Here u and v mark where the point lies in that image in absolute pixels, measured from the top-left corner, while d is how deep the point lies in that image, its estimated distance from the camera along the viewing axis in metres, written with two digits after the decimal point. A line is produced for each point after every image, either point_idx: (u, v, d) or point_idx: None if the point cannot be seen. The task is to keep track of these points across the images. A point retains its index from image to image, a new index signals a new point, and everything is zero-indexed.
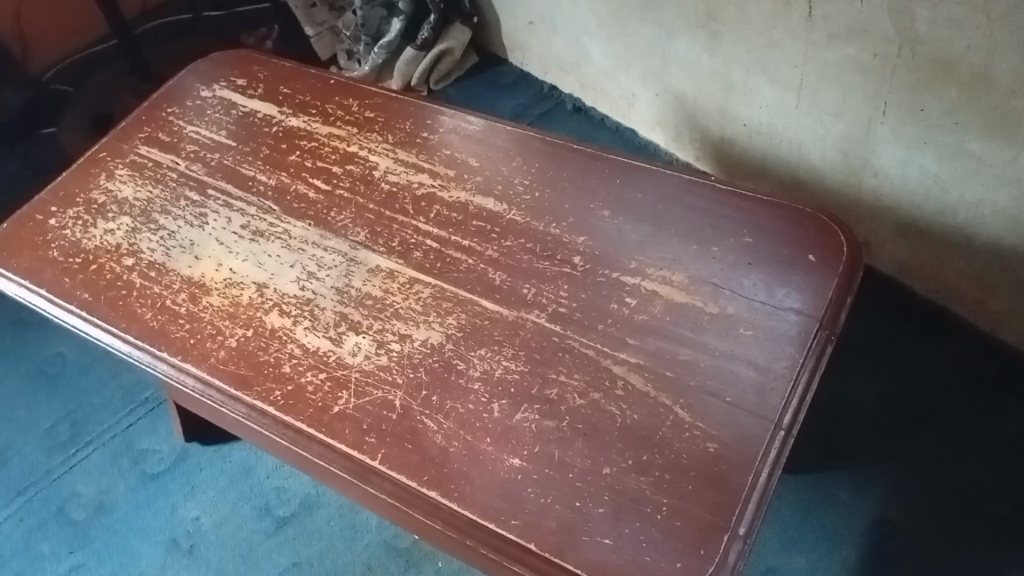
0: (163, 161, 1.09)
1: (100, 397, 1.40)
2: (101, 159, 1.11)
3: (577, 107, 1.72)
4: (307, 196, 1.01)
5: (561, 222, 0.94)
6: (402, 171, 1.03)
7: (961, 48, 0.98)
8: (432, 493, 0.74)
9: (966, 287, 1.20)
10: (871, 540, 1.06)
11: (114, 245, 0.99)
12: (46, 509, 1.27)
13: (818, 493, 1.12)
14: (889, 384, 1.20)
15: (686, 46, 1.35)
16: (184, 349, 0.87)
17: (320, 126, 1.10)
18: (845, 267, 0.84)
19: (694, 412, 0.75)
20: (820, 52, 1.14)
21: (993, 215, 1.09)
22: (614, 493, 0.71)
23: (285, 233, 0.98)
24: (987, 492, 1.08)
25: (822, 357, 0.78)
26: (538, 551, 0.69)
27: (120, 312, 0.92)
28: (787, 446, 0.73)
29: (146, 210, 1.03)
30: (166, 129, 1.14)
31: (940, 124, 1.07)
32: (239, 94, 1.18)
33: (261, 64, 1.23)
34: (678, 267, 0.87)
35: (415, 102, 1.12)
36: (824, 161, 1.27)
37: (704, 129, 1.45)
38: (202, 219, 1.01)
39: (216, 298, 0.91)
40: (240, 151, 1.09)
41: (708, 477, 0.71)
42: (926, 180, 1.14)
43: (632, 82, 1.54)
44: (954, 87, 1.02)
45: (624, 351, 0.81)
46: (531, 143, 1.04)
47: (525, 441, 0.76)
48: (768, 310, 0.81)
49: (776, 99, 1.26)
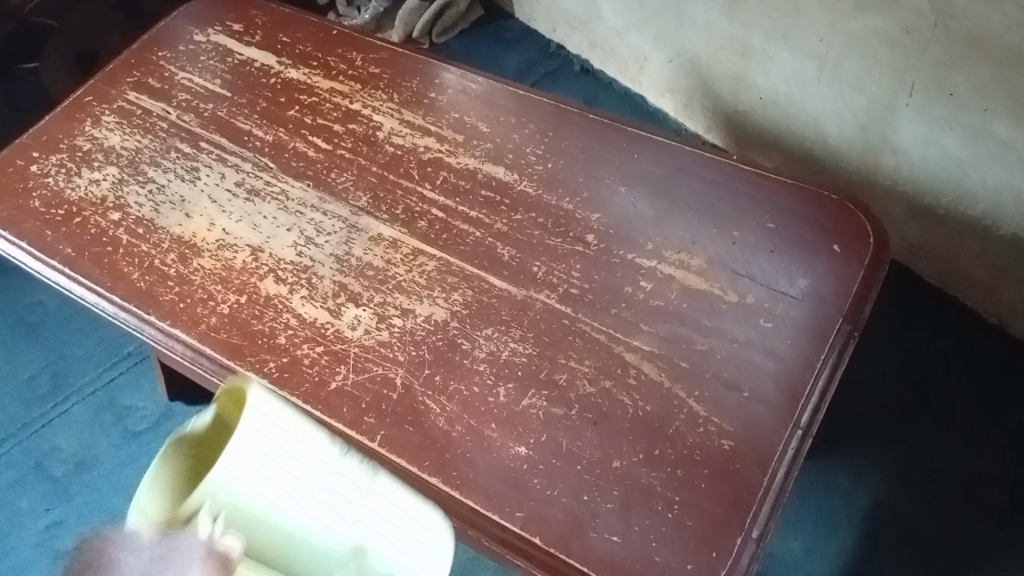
0: (153, 109, 1.03)
1: (81, 349, 1.35)
2: (86, 103, 1.05)
3: (584, 69, 1.66)
4: (306, 154, 0.96)
5: (574, 196, 0.89)
6: (407, 133, 0.98)
7: (998, 28, 0.93)
8: (433, 479, 0.70)
9: (979, 276, 1.17)
10: (868, 529, 1.05)
11: (99, 197, 0.94)
12: (24, 463, 1.24)
13: (818, 480, 1.10)
14: (894, 371, 1.18)
15: (705, 10, 1.30)
16: (172, 313, 0.83)
17: (321, 81, 1.04)
18: (871, 258, 0.80)
19: (709, 405, 0.72)
20: (847, 23, 1.09)
21: (1015, 202, 1.05)
22: (623, 487, 0.68)
23: (282, 193, 0.93)
24: (988, 484, 1.07)
25: (844, 353, 0.75)
26: (543, 545, 0.66)
27: (105, 270, 0.87)
28: (804, 445, 0.71)
29: (134, 160, 0.97)
30: (156, 74, 1.07)
31: (967, 105, 1.02)
32: (234, 40, 1.11)
33: (259, 8, 1.16)
34: (696, 250, 0.83)
35: (422, 59, 1.06)
36: (841, 138, 1.23)
37: (717, 98, 1.40)
38: (194, 174, 0.95)
39: (208, 261, 0.87)
40: (234, 103, 1.03)
41: (722, 474, 0.68)
42: (947, 163, 1.10)
43: (644, 45, 1.48)
44: (985, 67, 0.97)
45: (637, 337, 0.77)
46: (543, 109, 0.99)
47: (531, 428, 0.72)
48: (790, 300, 0.78)
49: (795, 71, 1.22)
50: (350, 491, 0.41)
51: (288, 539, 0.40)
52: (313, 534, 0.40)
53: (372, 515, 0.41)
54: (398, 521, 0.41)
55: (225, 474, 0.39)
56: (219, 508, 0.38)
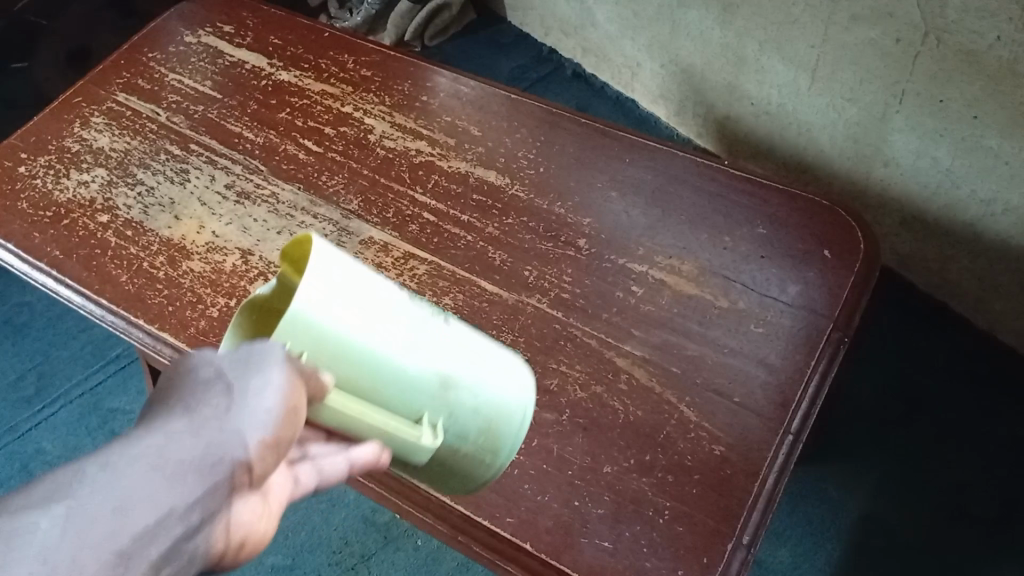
0: (142, 111, 1.02)
1: (69, 351, 1.34)
2: (75, 104, 1.04)
3: (576, 72, 1.67)
4: (297, 157, 0.96)
5: (566, 201, 0.89)
6: (399, 137, 0.97)
7: (990, 40, 0.93)
8: (423, 484, 0.70)
9: (968, 283, 1.18)
10: (856, 536, 1.06)
11: (88, 199, 0.93)
12: (10, 465, 1.23)
13: (807, 485, 1.11)
14: (883, 378, 1.19)
15: (698, 17, 1.30)
16: (161, 316, 0.82)
17: (313, 83, 1.04)
18: (861, 265, 0.81)
19: (700, 412, 0.72)
20: (840, 34, 1.09)
21: (1005, 213, 1.06)
22: (614, 494, 0.68)
23: (273, 196, 0.92)
24: (976, 492, 1.07)
25: (834, 360, 0.75)
26: (533, 552, 0.66)
27: (93, 273, 0.86)
28: (794, 451, 0.71)
29: (123, 162, 0.97)
30: (146, 75, 1.07)
31: (959, 117, 1.03)
32: (225, 42, 1.11)
33: (251, 9, 1.15)
34: (687, 256, 0.83)
35: (415, 62, 1.06)
36: (832, 145, 1.23)
37: (709, 104, 1.41)
38: (183, 176, 0.95)
39: (197, 264, 0.86)
40: (225, 105, 1.02)
41: (713, 482, 0.68)
42: (938, 173, 1.10)
43: (637, 50, 1.49)
44: (978, 81, 0.98)
45: (629, 343, 0.77)
46: (535, 113, 0.98)
47: (522, 434, 0.72)
48: (781, 307, 0.78)
49: (788, 79, 1.22)
50: (409, 319, 0.52)
51: (377, 349, 0.50)
52: (395, 351, 0.51)
53: (434, 335, 0.53)
54: (457, 335, 0.55)
55: (311, 312, 0.48)
56: (314, 332, 0.48)
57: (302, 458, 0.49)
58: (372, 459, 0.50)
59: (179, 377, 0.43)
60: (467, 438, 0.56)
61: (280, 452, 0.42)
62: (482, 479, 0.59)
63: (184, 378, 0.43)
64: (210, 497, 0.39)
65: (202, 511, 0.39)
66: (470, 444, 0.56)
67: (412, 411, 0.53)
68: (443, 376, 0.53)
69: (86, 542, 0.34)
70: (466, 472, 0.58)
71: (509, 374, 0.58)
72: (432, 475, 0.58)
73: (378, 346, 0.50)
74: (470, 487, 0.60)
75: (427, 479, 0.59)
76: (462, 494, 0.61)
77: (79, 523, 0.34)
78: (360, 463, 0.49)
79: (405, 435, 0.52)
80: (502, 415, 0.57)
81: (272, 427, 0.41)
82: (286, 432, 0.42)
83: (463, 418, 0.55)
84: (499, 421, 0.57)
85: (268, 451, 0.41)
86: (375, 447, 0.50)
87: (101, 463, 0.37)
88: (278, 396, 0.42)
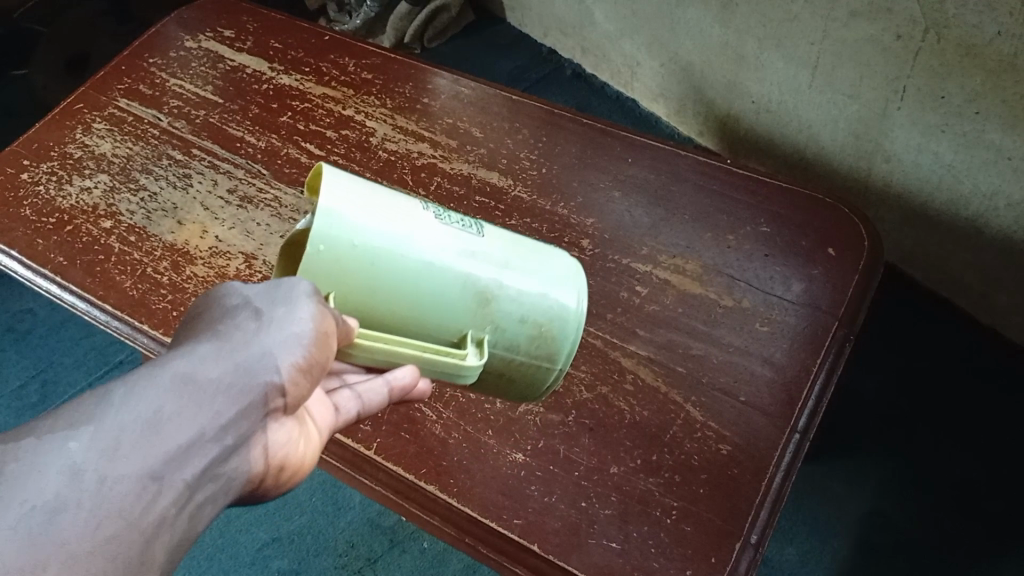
0: (144, 116, 1.02)
1: (73, 357, 1.34)
2: (77, 111, 1.04)
3: (576, 73, 1.67)
4: (299, 161, 0.96)
5: (569, 202, 0.89)
6: (400, 139, 0.97)
7: (990, 35, 0.93)
8: (430, 487, 0.70)
9: (972, 279, 1.18)
10: (863, 534, 1.06)
11: (90, 205, 0.93)
12: None
13: (813, 484, 1.10)
14: (888, 375, 1.18)
15: (697, 15, 1.30)
16: (165, 321, 0.82)
17: (314, 86, 1.04)
18: (865, 262, 0.81)
19: (706, 411, 0.72)
20: (840, 30, 1.09)
21: (1007, 208, 1.06)
22: (621, 494, 0.68)
23: (275, 200, 0.92)
24: (982, 487, 1.07)
25: (839, 357, 0.75)
26: (541, 553, 0.66)
27: (97, 279, 0.86)
28: (801, 449, 0.71)
29: (125, 167, 0.97)
30: (147, 81, 1.07)
31: (960, 112, 1.03)
32: (225, 46, 1.11)
33: (251, 14, 1.16)
34: (690, 255, 0.83)
35: (415, 64, 1.06)
36: (833, 142, 1.23)
37: (709, 102, 1.41)
38: (186, 181, 0.95)
39: (201, 269, 0.86)
40: (226, 109, 1.02)
41: (720, 481, 0.68)
42: (939, 168, 1.10)
43: (636, 50, 1.49)
44: (979, 76, 0.98)
45: (633, 343, 0.77)
46: (537, 114, 0.98)
47: (528, 434, 0.72)
48: (786, 305, 0.78)
49: (789, 76, 1.22)
50: (444, 237, 0.60)
51: (424, 271, 0.59)
52: (440, 268, 0.59)
53: (472, 252, 0.61)
54: (493, 255, 0.62)
55: (359, 240, 0.56)
56: (365, 258, 0.57)
57: (345, 389, 0.57)
58: (408, 383, 0.58)
59: (207, 313, 0.48)
60: (519, 346, 0.64)
61: (311, 374, 0.48)
62: (547, 382, 0.68)
63: (214, 312, 0.47)
64: (242, 416, 0.44)
65: (235, 429, 0.44)
66: (522, 351, 0.65)
67: (458, 329, 0.61)
68: (484, 291, 0.61)
69: (128, 451, 0.38)
70: (528, 376, 0.67)
71: (553, 286, 0.64)
72: (493, 383, 0.67)
73: (415, 264, 0.58)
74: (535, 391, 0.68)
75: (490, 388, 0.68)
76: (529, 399, 0.70)
77: (138, 415, 0.40)
78: (397, 386, 0.57)
79: (447, 361, 0.60)
80: (553, 322, 0.64)
81: (300, 352, 0.46)
82: (313, 356, 0.47)
83: (510, 328, 0.63)
84: (550, 324, 0.64)
85: (300, 369, 0.47)
86: (411, 370, 0.58)
87: (138, 382, 0.41)
88: (308, 319, 0.47)
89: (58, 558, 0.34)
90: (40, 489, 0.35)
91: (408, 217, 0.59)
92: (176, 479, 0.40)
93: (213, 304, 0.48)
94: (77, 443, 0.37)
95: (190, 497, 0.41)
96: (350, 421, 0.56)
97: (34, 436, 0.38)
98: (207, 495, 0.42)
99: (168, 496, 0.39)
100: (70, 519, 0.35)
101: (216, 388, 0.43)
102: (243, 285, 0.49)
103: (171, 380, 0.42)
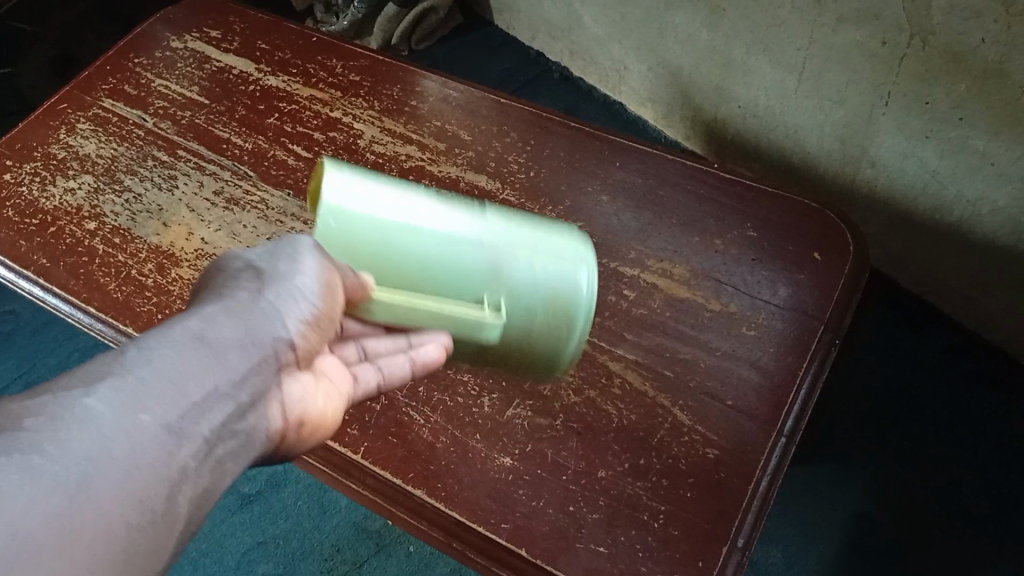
0: (129, 117, 1.01)
1: (55, 359, 1.32)
2: (61, 111, 1.03)
3: (564, 76, 1.67)
4: (286, 162, 0.95)
5: (557, 205, 0.89)
6: (388, 141, 0.97)
7: (975, 42, 0.94)
8: (417, 491, 0.70)
9: (956, 283, 1.19)
10: (848, 537, 1.06)
11: (74, 206, 0.92)
12: None
13: (798, 488, 1.11)
14: (872, 379, 1.19)
15: (685, 20, 1.30)
16: (150, 324, 0.82)
17: (301, 88, 1.04)
18: (851, 267, 0.81)
19: (693, 415, 0.72)
20: (828, 35, 1.10)
21: (991, 214, 1.07)
22: (609, 498, 0.68)
23: (262, 202, 0.92)
24: (965, 490, 1.08)
25: (825, 361, 0.76)
26: (529, 557, 0.66)
27: (81, 281, 0.86)
28: (788, 453, 0.71)
29: (110, 169, 0.96)
30: (132, 81, 1.06)
31: (945, 118, 1.04)
32: (212, 47, 1.10)
33: (237, 14, 1.15)
34: (678, 259, 0.83)
35: (403, 66, 1.06)
36: (819, 147, 1.24)
37: (697, 107, 1.41)
38: (171, 183, 0.94)
39: (186, 271, 0.85)
40: (212, 110, 1.02)
41: (707, 485, 0.69)
42: (924, 174, 1.11)
43: (624, 53, 1.49)
44: (964, 82, 0.99)
45: (621, 347, 0.77)
46: (525, 117, 0.98)
47: (516, 439, 0.72)
48: (772, 309, 0.79)
49: (776, 81, 1.23)
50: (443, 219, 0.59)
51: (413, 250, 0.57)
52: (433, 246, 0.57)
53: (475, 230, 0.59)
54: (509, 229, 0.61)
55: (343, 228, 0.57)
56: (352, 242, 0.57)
57: (368, 363, 0.59)
58: (431, 359, 0.59)
59: (215, 279, 0.52)
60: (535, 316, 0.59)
61: (315, 329, 0.52)
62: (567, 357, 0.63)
63: (220, 278, 0.51)
64: (254, 370, 0.47)
65: (250, 382, 0.46)
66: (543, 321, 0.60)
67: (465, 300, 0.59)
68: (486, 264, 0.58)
69: (152, 401, 0.41)
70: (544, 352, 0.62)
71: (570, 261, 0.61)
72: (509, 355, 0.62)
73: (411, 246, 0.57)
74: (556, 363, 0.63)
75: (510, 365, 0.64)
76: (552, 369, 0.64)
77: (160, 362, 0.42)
78: (419, 364, 0.59)
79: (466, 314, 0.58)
80: (570, 297, 0.60)
81: (304, 309, 0.50)
82: (318, 311, 0.51)
83: (522, 299, 0.59)
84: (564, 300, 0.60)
85: (304, 324, 0.51)
86: (436, 348, 0.58)
87: (155, 341, 0.43)
88: (312, 275, 0.51)
89: (93, 511, 0.35)
90: (72, 440, 0.37)
91: (412, 194, 0.60)
92: (198, 431, 0.42)
93: (218, 273, 0.52)
94: (104, 395, 0.39)
95: (212, 450, 0.43)
96: (370, 392, 0.60)
97: (58, 390, 0.39)
98: (229, 450, 0.44)
99: (192, 449, 0.41)
100: (108, 464, 0.37)
101: (230, 342, 0.46)
102: (246, 252, 0.53)
103: (188, 337, 0.44)
